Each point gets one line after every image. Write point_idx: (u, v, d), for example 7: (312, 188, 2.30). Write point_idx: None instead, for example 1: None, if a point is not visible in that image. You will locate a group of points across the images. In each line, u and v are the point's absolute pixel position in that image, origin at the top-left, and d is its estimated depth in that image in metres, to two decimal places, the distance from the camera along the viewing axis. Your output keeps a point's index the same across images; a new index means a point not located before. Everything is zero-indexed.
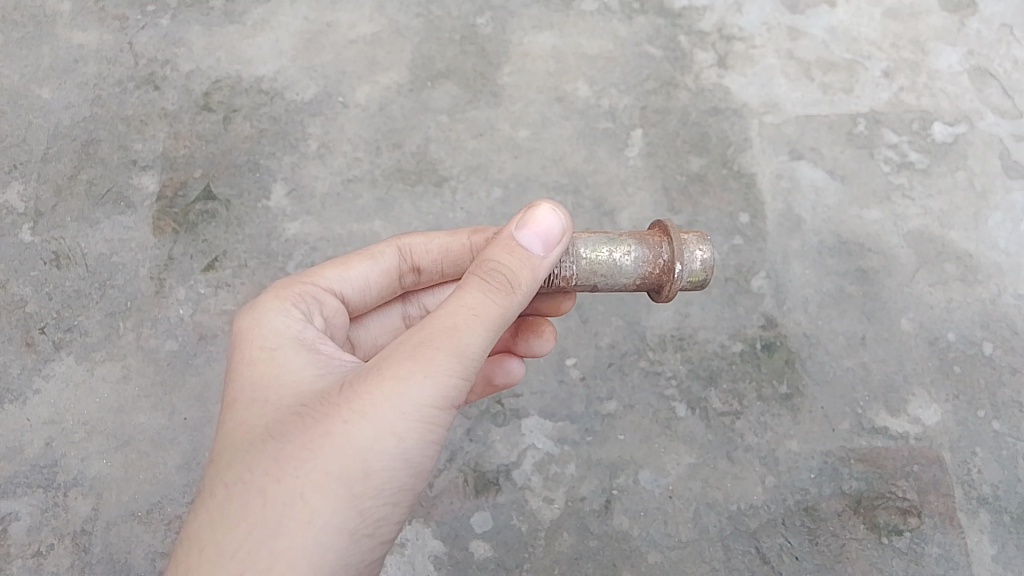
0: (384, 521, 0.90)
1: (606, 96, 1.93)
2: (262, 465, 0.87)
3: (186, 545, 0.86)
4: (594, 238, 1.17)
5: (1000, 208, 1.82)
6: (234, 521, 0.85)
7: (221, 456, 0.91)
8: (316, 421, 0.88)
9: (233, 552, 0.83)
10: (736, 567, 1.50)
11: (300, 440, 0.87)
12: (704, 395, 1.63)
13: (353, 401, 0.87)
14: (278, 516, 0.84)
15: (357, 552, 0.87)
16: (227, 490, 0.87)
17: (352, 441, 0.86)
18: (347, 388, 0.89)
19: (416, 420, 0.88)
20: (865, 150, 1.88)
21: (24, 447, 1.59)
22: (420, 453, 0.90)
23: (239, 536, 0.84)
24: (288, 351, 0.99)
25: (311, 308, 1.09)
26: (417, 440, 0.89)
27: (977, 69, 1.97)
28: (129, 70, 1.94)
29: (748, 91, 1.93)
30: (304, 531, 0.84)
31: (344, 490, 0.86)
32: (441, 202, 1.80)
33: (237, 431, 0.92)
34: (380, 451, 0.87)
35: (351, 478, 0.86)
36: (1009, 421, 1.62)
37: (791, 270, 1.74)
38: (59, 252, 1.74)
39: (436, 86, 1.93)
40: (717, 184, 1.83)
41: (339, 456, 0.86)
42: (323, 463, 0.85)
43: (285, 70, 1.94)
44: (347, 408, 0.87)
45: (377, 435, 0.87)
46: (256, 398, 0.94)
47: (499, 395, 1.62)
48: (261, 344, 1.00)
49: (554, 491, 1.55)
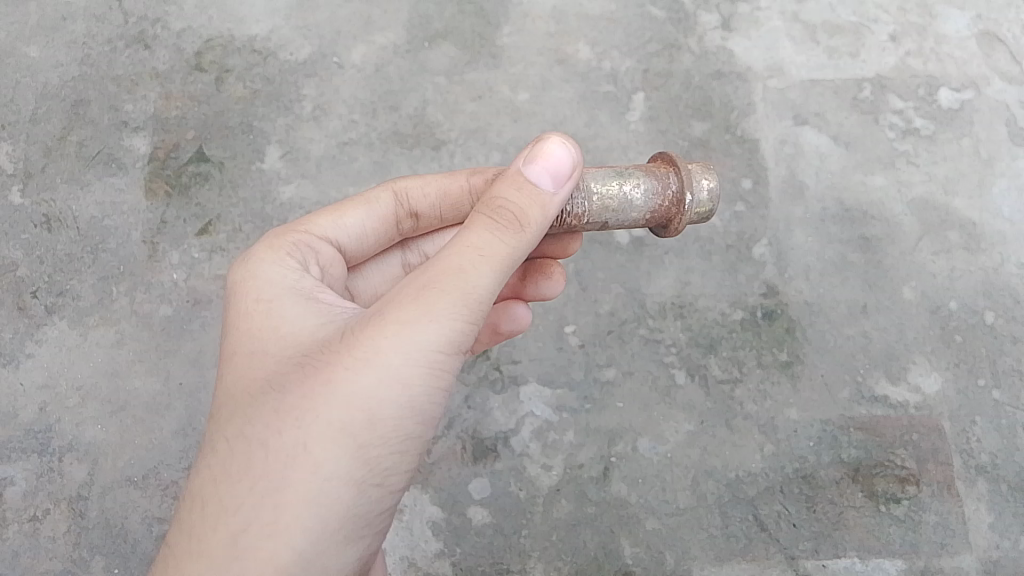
0: (394, 471, 0.88)
1: (608, 58, 1.88)
2: (264, 418, 0.86)
3: (193, 501, 0.86)
4: (603, 172, 1.15)
5: (1004, 174, 1.80)
6: (239, 476, 0.84)
7: (222, 411, 0.90)
8: (318, 371, 0.86)
9: (240, 505, 0.83)
10: (734, 534, 1.50)
11: (302, 390, 0.85)
12: (703, 363, 1.61)
13: (355, 347, 0.85)
14: (282, 469, 0.83)
15: (367, 502, 0.86)
16: (230, 445, 0.87)
17: (356, 390, 0.84)
18: (349, 336, 0.87)
19: (424, 366, 0.85)
20: (870, 116, 1.84)
21: (18, 412, 1.58)
22: (428, 400, 0.87)
23: (244, 492, 0.83)
24: (287, 300, 0.97)
25: (308, 255, 1.07)
26: (426, 386, 0.87)
27: (985, 33, 1.93)
28: (118, 28, 1.89)
29: (753, 54, 1.89)
30: (309, 484, 0.82)
31: (349, 440, 0.84)
32: (439, 166, 1.77)
33: (239, 383, 0.91)
34: (386, 399, 0.85)
35: (357, 427, 0.84)
36: (1008, 390, 1.61)
37: (793, 238, 1.72)
38: (51, 214, 1.72)
39: (433, 47, 1.88)
40: (720, 150, 1.80)
41: (342, 405, 0.84)
42: (326, 413, 0.84)
43: (279, 29, 1.89)
44: (348, 356, 0.85)
45: (380, 383, 0.84)
46: (256, 349, 0.93)
47: (497, 362, 1.61)
48: (259, 294, 0.98)
49: (552, 458, 1.54)
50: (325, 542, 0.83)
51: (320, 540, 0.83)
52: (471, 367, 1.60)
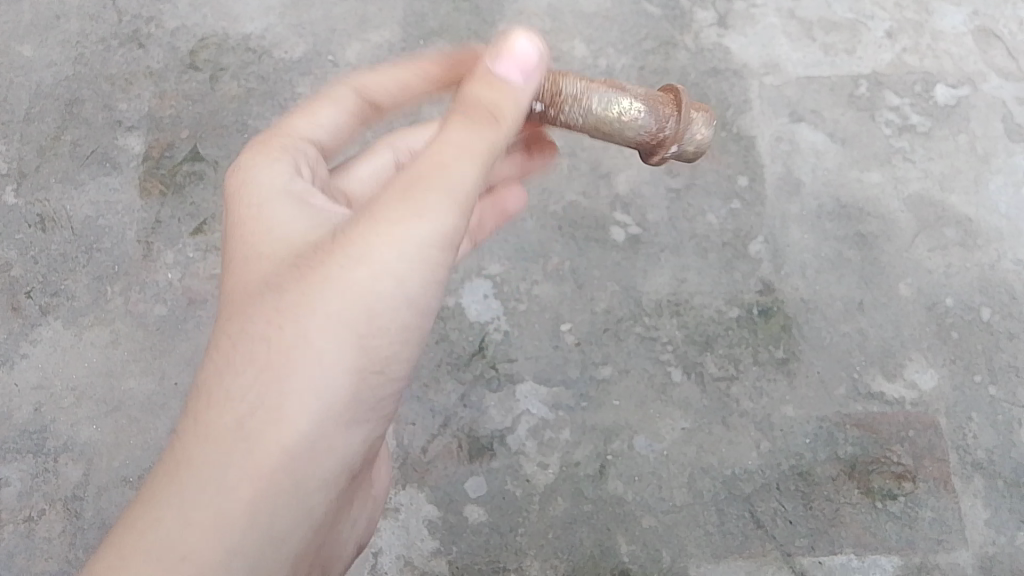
0: (394, 355, 0.89)
1: (604, 55, 1.88)
2: (263, 314, 0.85)
3: (193, 400, 0.86)
4: (609, 91, 1.09)
5: (1000, 171, 1.80)
6: (240, 370, 0.84)
7: (224, 311, 0.89)
8: (314, 267, 0.85)
9: (243, 397, 0.83)
10: (730, 531, 1.50)
11: (299, 287, 0.84)
12: (699, 360, 1.61)
13: (348, 241, 0.84)
14: (283, 362, 0.83)
15: (369, 389, 0.88)
16: (229, 343, 0.86)
17: (352, 283, 0.83)
18: (341, 232, 0.86)
19: (417, 260, 0.85)
20: (866, 112, 1.84)
21: (13, 412, 1.58)
22: (424, 290, 0.88)
23: (246, 385, 0.84)
24: (274, 200, 0.95)
25: (302, 154, 1.05)
26: (423, 279, 0.87)
27: (982, 29, 1.92)
28: (112, 26, 1.89)
29: (748, 51, 1.89)
30: (311, 374, 0.83)
31: (348, 329, 0.84)
32: None
33: (235, 281, 0.90)
34: (381, 291, 0.85)
35: (355, 317, 0.84)
36: (1005, 387, 1.61)
37: (789, 235, 1.72)
38: (45, 214, 1.71)
39: (428, 45, 1.88)
40: (716, 147, 1.79)
41: (338, 297, 0.83)
42: (323, 306, 0.83)
43: (273, 28, 1.88)
44: (342, 251, 0.84)
45: (376, 276, 0.84)
46: (248, 248, 0.91)
47: (493, 360, 1.60)
48: (256, 186, 0.96)
49: (548, 456, 1.54)
50: (330, 426, 0.85)
51: (324, 428, 0.85)
52: (467, 366, 1.60)
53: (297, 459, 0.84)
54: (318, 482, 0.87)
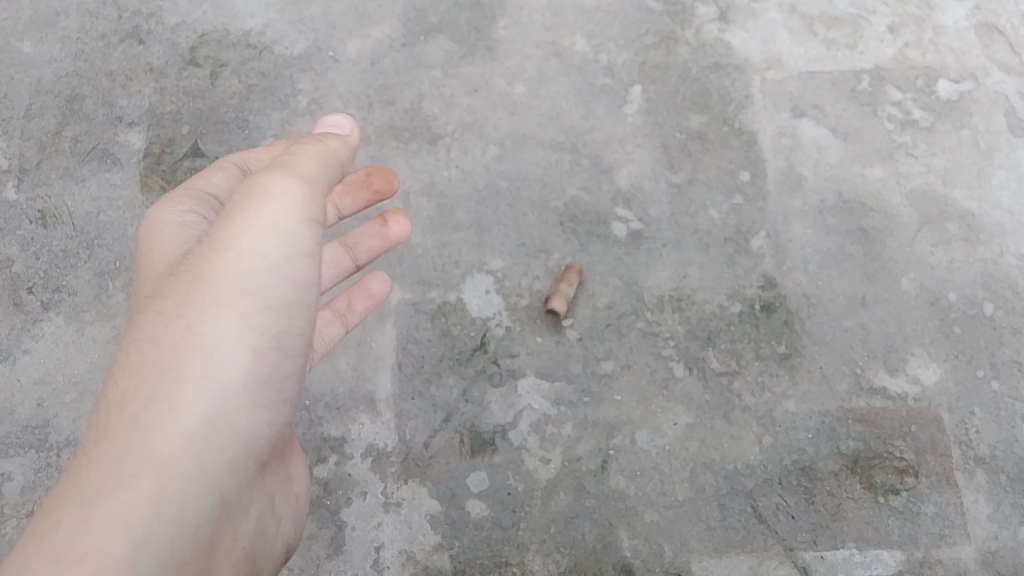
0: (277, 333, 1.22)
1: (605, 51, 1.88)
2: (155, 317, 1.17)
3: (104, 405, 1.12)
4: None
5: (1002, 166, 1.79)
6: (139, 363, 1.13)
7: (132, 329, 1.17)
8: (198, 268, 1.19)
9: (150, 381, 1.12)
10: (732, 526, 1.50)
11: (188, 284, 1.18)
12: (702, 355, 1.61)
13: (222, 242, 1.20)
14: (178, 343, 1.15)
15: (262, 354, 1.20)
16: (132, 348, 1.15)
17: (230, 269, 1.19)
18: (211, 237, 1.22)
19: (280, 237, 1.22)
20: (868, 107, 1.84)
21: (15, 408, 1.58)
22: (289, 263, 1.23)
23: (153, 371, 1.13)
24: (184, 233, 1.31)
25: (202, 203, 1.38)
26: (282, 257, 1.22)
27: (984, 24, 1.92)
28: (112, 23, 1.89)
29: (750, 46, 1.89)
30: (208, 346, 1.15)
31: (236, 303, 1.18)
32: (435, 160, 1.76)
33: (141, 302, 1.22)
34: (252, 269, 1.20)
35: (239, 293, 1.18)
36: (1007, 381, 1.61)
37: (791, 230, 1.72)
38: (46, 210, 1.71)
39: (429, 41, 1.87)
40: (717, 142, 1.79)
41: (224, 281, 1.18)
42: (209, 293, 1.17)
43: (274, 24, 1.88)
44: (215, 252, 1.20)
45: (247, 253, 1.20)
46: (149, 275, 1.27)
47: (495, 355, 1.60)
48: (160, 239, 1.30)
49: (550, 451, 1.54)
50: (241, 385, 1.17)
51: (223, 402, 1.15)
52: (468, 361, 1.60)
53: (198, 435, 1.12)
54: (224, 453, 1.15)
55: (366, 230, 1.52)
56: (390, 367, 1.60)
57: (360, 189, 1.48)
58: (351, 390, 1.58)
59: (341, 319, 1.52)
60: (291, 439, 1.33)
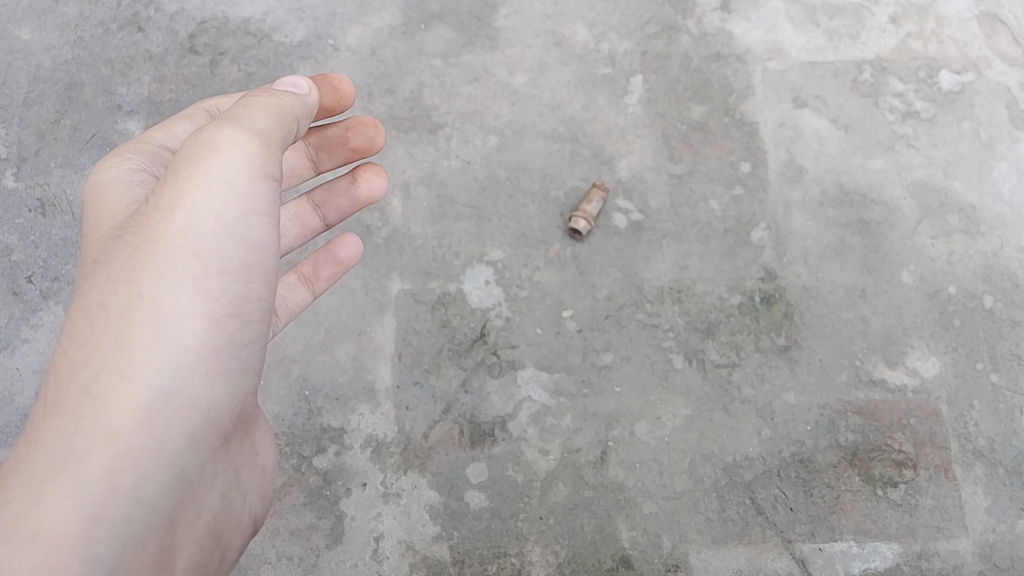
0: (235, 292, 1.04)
1: (606, 40, 1.87)
2: (103, 280, 0.99)
3: (53, 377, 0.96)
4: None
5: (1004, 158, 1.79)
6: (89, 330, 0.97)
7: (78, 294, 1.01)
8: (143, 228, 1.01)
9: (99, 349, 0.95)
10: (731, 517, 1.50)
11: (133, 244, 1.00)
12: (701, 347, 1.61)
13: (168, 196, 1.02)
14: (126, 308, 0.97)
15: (230, 325, 1.04)
16: (79, 315, 0.98)
17: (181, 228, 1.00)
18: (158, 195, 1.03)
19: (235, 191, 1.03)
20: (870, 98, 1.83)
21: (15, 397, 1.58)
22: (257, 227, 1.06)
23: (101, 338, 0.96)
24: (120, 195, 1.11)
25: (152, 158, 1.21)
26: (236, 214, 1.04)
27: (987, 15, 1.92)
28: (111, 10, 1.88)
29: (752, 36, 1.88)
30: (164, 312, 0.98)
31: (193, 265, 1.00)
32: (435, 150, 1.76)
33: (84, 270, 1.03)
34: (204, 230, 1.01)
35: (195, 257, 1.01)
36: (1007, 374, 1.61)
37: (791, 222, 1.71)
38: (45, 199, 1.71)
39: (430, 29, 1.86)
40: (718, 133, 1.78)
41: (174, 242, 1.00)
42: (157, 252, 0.99)
43: (273, 11, 1.88)
44: (159, 209, 1.01)
45: (199, 211, 1.01)
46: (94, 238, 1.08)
47: (495, 347, 1.60)
48: (103, 200, 1.10)
49: (550, 442, 1.54)
50: (204, 357, 1.00)
51: (179, 368, 0.98)
52: (468, 352, 1.60)
53: (157, 403, 0.96)
54: (189, 429, 0.99)
55: (342, 188, 1.49)
56: (389, 358, 1.59)
57: (339, 145, 1.50)
58: (350, 381, 1.58)
59: (306, 283, 1.49)
60: (258, 411, 1.18)
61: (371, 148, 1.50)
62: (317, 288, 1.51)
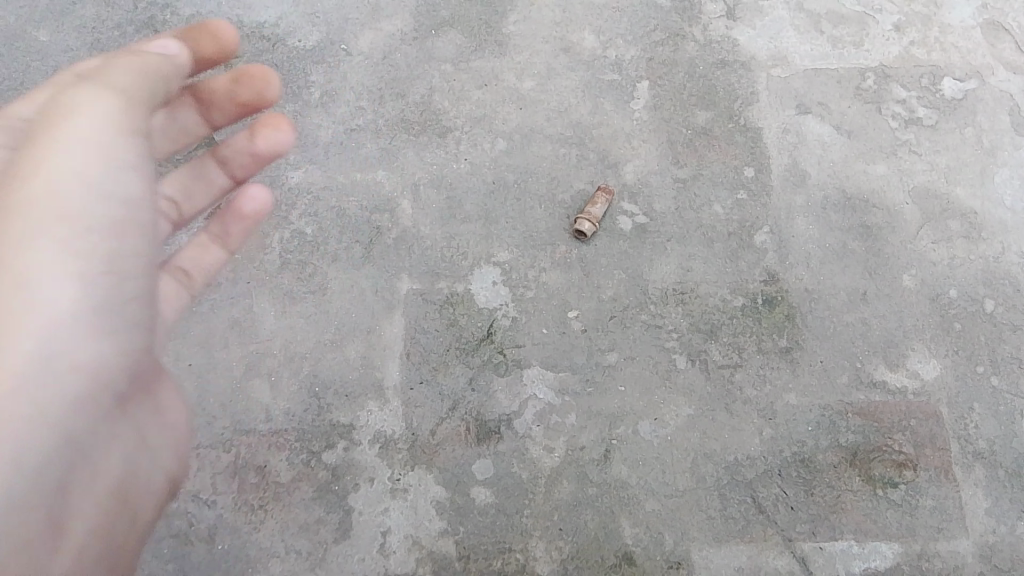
0: (116, 253, 0.98)
1: (613, 46, 1.90)
2: None
3: None
4: None
5: (1006, 164, 1.81)
6: None
7: None
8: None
9: None
10: (732, 516, 1.53)
11: None
12: (704, 348, 1.64)
13: (31, 162, 0.95)
14: None
15: (106, 287, 0.97)
16: None
17: (49, 190, 0.93)
18: (18, 162, 0.96)
19: (100, 145, 0.97)
20: (873, 105, 1.86)
21: None
22: (127, 184, 1.00)
23: None
24: None
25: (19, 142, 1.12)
26: (104, 171, 0.97)
27: (990, 23, 1.95)
28: (128, 14, 1.92)
29: (756, 43, 1.91)
30: (31, 277, 0.91)
31: (60, 225, 0.93)
32: (444, 153, 1.79)
33: None
34: (70, 190, 0.94)
35: (66, 218, 0.93)
36: (1007, 378, 1.63)
37: (794, 226, 1.74)
38: None
39: (440, 35, 1.90)
40: (723, 138, 1.81)
41: (38, 205, 0.92)
42: (23, 216, 0.92)
43: (287, 16, 1.92)
44: (22, 175, 0.94)
45: (62, 170, 0.94)
46: None
47: (501, 346, 1.63)
48: None
49: (555, 440, 1.57)
50: (80, 322, 0.93)
51: (53, 335, 0.91)
52: (475, 351, 1.63)
53: (35, 369, 0.90)
54: (67, 399, 0.92)
55: (240, 145, 1.33)
56: (398, 356, 1.62)
57: (226, 99, 1.31)
58: (359, 378, 1.61)
59: (218, 242, 1.38)
60: (160, 383, 1.12)
61: (264, 100, 1.32)
62: (232, 244, 1.40)
